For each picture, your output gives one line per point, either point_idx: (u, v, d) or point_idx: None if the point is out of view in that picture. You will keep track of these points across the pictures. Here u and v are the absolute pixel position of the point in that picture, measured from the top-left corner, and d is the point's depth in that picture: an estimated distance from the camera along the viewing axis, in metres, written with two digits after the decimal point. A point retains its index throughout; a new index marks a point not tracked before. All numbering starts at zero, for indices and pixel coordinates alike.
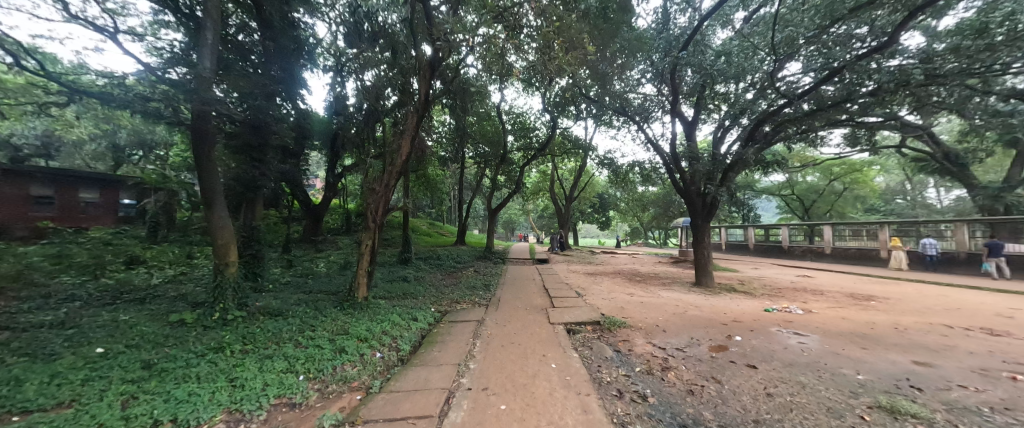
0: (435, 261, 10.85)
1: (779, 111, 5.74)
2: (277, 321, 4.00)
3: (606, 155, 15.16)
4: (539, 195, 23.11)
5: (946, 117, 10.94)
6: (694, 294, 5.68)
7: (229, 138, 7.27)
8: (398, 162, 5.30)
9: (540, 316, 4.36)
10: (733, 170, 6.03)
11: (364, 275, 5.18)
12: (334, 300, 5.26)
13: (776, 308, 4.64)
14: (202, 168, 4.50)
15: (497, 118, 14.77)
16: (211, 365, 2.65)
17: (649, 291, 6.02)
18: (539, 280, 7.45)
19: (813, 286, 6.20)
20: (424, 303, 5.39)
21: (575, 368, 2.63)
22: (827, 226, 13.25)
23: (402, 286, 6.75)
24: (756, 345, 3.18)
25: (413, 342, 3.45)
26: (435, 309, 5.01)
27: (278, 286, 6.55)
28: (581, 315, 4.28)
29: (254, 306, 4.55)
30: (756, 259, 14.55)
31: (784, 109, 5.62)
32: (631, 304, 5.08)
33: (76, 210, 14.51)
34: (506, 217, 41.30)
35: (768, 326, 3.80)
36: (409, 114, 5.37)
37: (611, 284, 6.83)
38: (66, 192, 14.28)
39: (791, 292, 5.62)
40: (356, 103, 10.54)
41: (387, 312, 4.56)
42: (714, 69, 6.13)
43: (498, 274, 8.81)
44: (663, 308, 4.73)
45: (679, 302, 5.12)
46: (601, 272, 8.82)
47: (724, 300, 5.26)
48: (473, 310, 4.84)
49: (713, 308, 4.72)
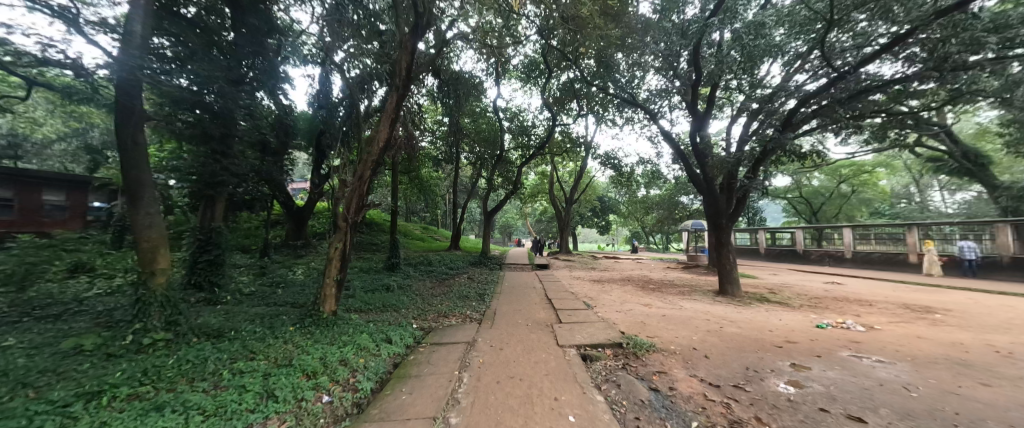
0: (425, 268, 9.98)
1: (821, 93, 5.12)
2: (210, 346, 3.11)
3: (608, 155, 14.47)
4: (537, 198, 22.34)
5: (963, 114, 10.45)
6: (721, 305, 4.85)
7: (188, 128, 6.36)
8: (372, 150, 4.46)
9: (544, 335, 3.52)
10: (762, 163, 5.28)
11: (333, 285, 4.31)
12: (296, 315, 4.38)
13: (828, 323, 3.86)
14: (126, 153, 3.60)
15: (494, 116, 13.98)
16: (63, 424, 1.76)
17: (668, 302, 5.20)
18: (540, 289, 6.61)
19: (854, 295, 5.41)
20: (404, 319, 4.51)
21: (603, 424, 1.79)
22: (848, 230, 12.73)
23: (382, 297, 5.85)
24: (838, 380, 2.38)
25: (378, 377, 2.58)
26: (417, 325, 4.14)
27: (238, 297, 5.63)
28: (596, 334, 3.46)
29: (190, 325, 3.66)
30: (771, 265, 13.78)
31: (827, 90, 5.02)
32: (652, 318, 4.25)
33: (39, 213, 13.44)
34: (503, 222, 40.53)
35: (834, 350, 3.00)
36: (387, 95, 4.47)
37: (622, 293, 6.01)
38: (27, 194, 13.15)
39: (834, 303, 4.84)
40: (339, 97, 9.72)
41: (356, 332, 3.69)
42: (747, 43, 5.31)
43: (494, 281, 7.94)
44: (693, 325, 3.92)
45: (710, 315, 4.32)
46: (608, 278, 7.99)
47: (759, 312, 4.45)
48: (462, 327, 3.98)
49: (751, 323, 3.92)
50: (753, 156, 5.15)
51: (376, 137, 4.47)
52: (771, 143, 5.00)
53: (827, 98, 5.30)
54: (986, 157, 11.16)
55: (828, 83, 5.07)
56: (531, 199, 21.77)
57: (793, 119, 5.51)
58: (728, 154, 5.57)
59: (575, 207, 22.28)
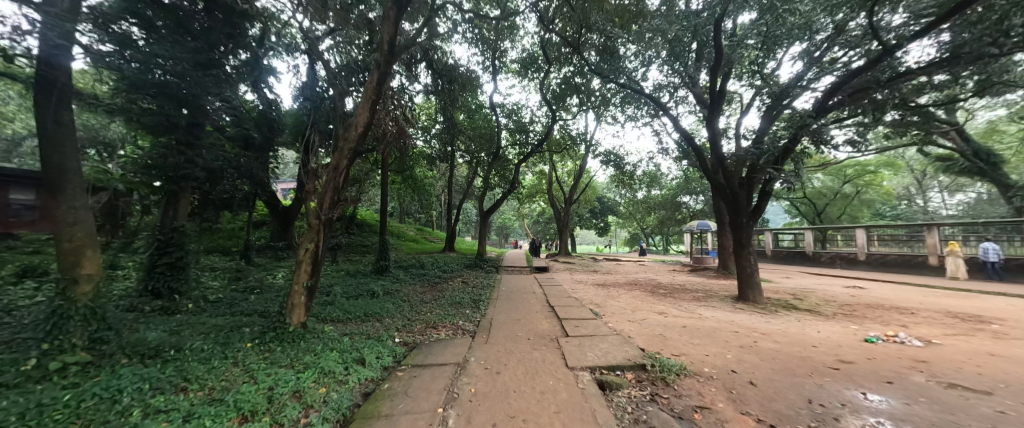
0: (416, 271, 9.36)
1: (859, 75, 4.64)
2: (134, 371, 2.48)
3: (609, 153, 14.00)
4: (535, 199, 21.78)
5: (975, 111, 10.16)
6: (745, 315, 4.31)
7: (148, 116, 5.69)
8: (350, 137, 3.83)
9: (550, 353, 2.95)
10: (788, 155, 4.77)
11: (302, 293, 3.68)
12: (258, 328, 3.74)
13: (877, 336, 3.34)
14: (42, 132, 2.95)
15: (490, 113, 13.47)
16: None
17: (685, 310, 4.64)
18: (540, 295, 6.03)
19: (889, 301, 4.90)
20: (384, 331, 3.89)
21: None
22: (860, 231, 12.34)
23: (364, 304, 5.21)
24: (938, 421, 1.83)
25: (340, 415, 1.98)
26: (399, 340, 3.54)
27: (199, 306, 4.96)
28: (612, 352, 2.88)
29: (122, 341, 3.01)
30: (783, 267, 13.31)
31: (865, 73, 4.56)
32: (672, 330, 3.69)
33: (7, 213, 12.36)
34: (500, 223, 39.92)
35: (903, 373, 2.47)
36: (369, 72, 3.87)
37: (631, 299, 5.45)
38: None
39: (871, 311, 4.33)
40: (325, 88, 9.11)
41: (323, 350, 3.08)
42: (779, 18, 4.76)
43: (490, 286, 7.35)
44: (721, 338, 3.38)
45: (737, 326, 3.76)
46: (613, 282, 7.43)
47: (791, 322, 3.91)
48: (452, 342, 3.38)
49: (788, 337, 3.38)
50: (779, 146, 4.63)
51: (354, 122, 3.84)
52: (801, 132, 4.47)
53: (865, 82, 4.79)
54: (998, 155, 10.86)
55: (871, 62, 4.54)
56: (529, 199, 21.21)
57: (823, 105, 5.01)
58: (751, 145, 5.03)
59: (575, 207, 21.79)
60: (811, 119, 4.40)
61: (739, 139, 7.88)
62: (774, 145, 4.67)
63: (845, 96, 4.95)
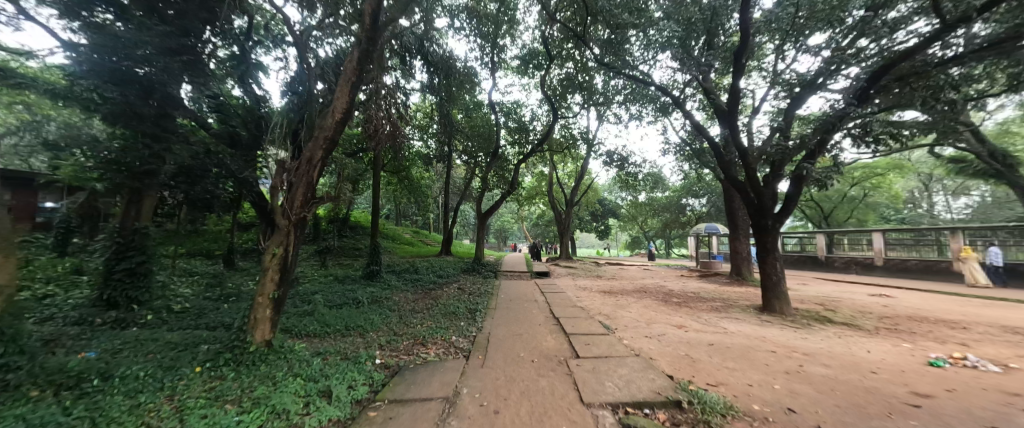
0: (409, 276, 8.83)
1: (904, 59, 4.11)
2: (31, 412, 1.90)
3: (611, 154, 13.54)
4: (535, 201, 21.29)
5: (992, 111, 9.77)
6: (777, 330, 3.80)
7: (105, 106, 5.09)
8: (327, 125, 3.31)
9: (562, 383, 2.41)
10: (823, 149, 4.26)
11: (267, 306, 3.13)
12: (217, 346, 3.18)
13: (942, 359, 2.83)
14: None
15: (488, 111, 13.00)
16: None
17: (706, 323, 4.15)
18: (542, 304, 5.51)
19: (932, 313, 4.42)
20: (363, 351, 3.32)
21: None
22: (878, 235, 11.91)
23: (347, 315, 4.65)
24: None
25: None
26: (378, 363, 2.98)
27: (159, 319, 4.38)
28: (637, 383, 2.35)
29: (36, 367, 2.43)
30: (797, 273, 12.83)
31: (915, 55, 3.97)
32: (699, 350, 3.17)
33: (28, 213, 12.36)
34: (499, 226, 39.43)
35: (1007, 415, 1.95)
36: (348, 51, 3.38)
37: (644, 309, 4.94)
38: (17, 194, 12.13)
39: (918, 325, 3.84)
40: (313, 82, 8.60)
41: (285, 378, 2.52)
42: None
43: (487, 293, 6.82)
44: (759, 361, 2.86)
45: (772, 345, 3.27)
46: (621, 290, 6.91)
47: (832, 340, 3.40)
48: (443, 365, 2.83)
49: (837, 359, 2.87)
50: (814, 140, 4.14)
51: (331, 109, 3.33)
52: (840, 120, 3.97)
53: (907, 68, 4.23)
54: (1015, 156, 10.46)
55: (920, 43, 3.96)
56: (528, 201, 20.72)
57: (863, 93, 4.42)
58: (779, 139, 4.54)
59: (575, 210, 21.32)
60: (856, 107, 3.87)
61: (752, 137, 7.42)
62: (808, 138, 4.17)
63: (887, 84, 4.37)
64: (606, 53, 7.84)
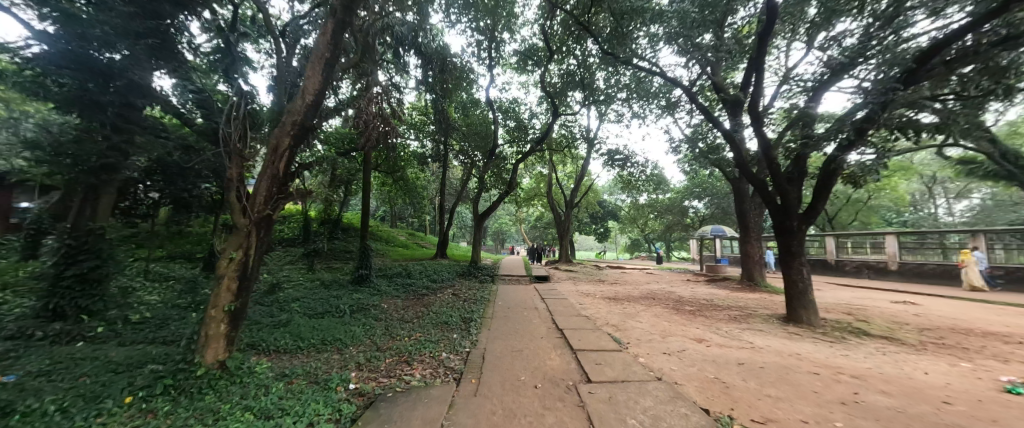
0: (401, 280, 8.35)
1: (954, 39, 3.62)
2: None
3: (612, 154, 13.13)
4: (533, 203, 20.85)
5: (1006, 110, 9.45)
6: (811, 345, 3.36)
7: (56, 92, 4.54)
8: (294, 109, 2.82)
9: (574, 420, 1.93)
10: (858, 142, 3.85)
11: (221, 319, 2.64)
12: (161, 368, 2.67)
13: (1015, 383, 2.42)
14: None
15: (485, 109, 12.57)
16: None
17: (730, 336, 3.70)
18: (542, 312, 5.05)
19: (975, 324, 4.01)
20: (337, 372, 2.82)
21: None
22: (890, 238, 11.61)
23: (327, 327, 4.14)
24: None
25: None
26: (351, 389, 2.48)
27: (108, 333, 3.83)
28: (668, 420, 1.88)
29: None
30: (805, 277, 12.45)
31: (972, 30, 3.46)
32: (729, 371, 2.72)
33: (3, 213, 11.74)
34: (496, 228, 38.88)
35: None
36: (322, 22, 2.93)
37: (656, 318, 4.50)
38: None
39: (966, 340, 3.42)
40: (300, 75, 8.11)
41: (230, 413, 2.02)
42: None
43: (484, 300, 6.34)
44: (804, 386, 2.42)
45: (812, 365, 2.83)
46: (627, 295, 6.47)
47: (878, 359, 2.97)
48: (431, 392, 2.36)
49: (895, 385, 2.44)
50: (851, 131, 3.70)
51: (298, 92, 2.85)
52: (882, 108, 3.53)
53: (960, 47, 3.70)
54: None
55: (978, 17, 3.43)
56: (527, 203, 20.31)
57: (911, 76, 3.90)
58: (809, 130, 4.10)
59: (575, 211, 20.87)
60: (901, 91, 3.44)
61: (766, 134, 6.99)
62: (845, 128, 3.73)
63: (936, 68, 3.85)
64: (609, 42, 7.39)
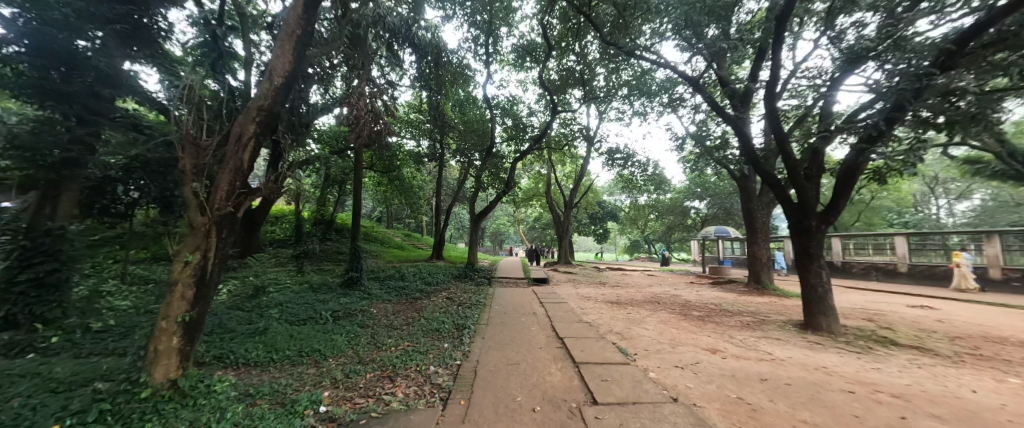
0: (394, 283, 8.00)
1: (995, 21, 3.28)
2: None
3: (613, 153, 12.82)
4: (532, 203, 20.52)
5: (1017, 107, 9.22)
6: (837, 357, 3.06)
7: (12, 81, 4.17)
8: (261, 92, 2.51)
9: None
10: (885, 134, 3.54)
11: (174, 329, 2.30)
12: (103, 388, 2.31)
13: None
14: None
15: (482, 106, 12.24)
16: None
17: (746, 346, 3.38)
18: (542, 318, 4.74)
19: (1007, 332, 3.73)
20: (308, 392, 2.47)
21: None
22: (900, 238, 11.40)
23: (307, 336, 3.80)
24: None
25: None
26: (320, 415, 2.12)
27: (63, 344, 3.47)
28: None
29: None
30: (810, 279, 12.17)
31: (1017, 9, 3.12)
32: (751, 389, 2.40)
33: None
34: (494, 229, 38.53)
35: None
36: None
37: (663, 325, 4.19)
38: None
39: (1006, 350, 3.13)
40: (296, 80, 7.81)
41: None
42: None
43: (479, 304, 6.01)
44: (841, 409, 2.10)
45: (845, 383, 2.51)
46: (630, 299, 6.16)
47: (915, 374, 2.66)
48: (412, 417, 2.02)
49: (944, 407, 2.13)
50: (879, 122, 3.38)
51: (266, 74, 2.53)
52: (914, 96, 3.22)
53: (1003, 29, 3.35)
54: None
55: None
56: (525, 203, 19.99)
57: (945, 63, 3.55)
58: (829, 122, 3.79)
59: (574, 212, 20.55)
60: (935, 77, 3.12)
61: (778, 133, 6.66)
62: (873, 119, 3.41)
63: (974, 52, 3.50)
64: (611, 31, 7.05)
